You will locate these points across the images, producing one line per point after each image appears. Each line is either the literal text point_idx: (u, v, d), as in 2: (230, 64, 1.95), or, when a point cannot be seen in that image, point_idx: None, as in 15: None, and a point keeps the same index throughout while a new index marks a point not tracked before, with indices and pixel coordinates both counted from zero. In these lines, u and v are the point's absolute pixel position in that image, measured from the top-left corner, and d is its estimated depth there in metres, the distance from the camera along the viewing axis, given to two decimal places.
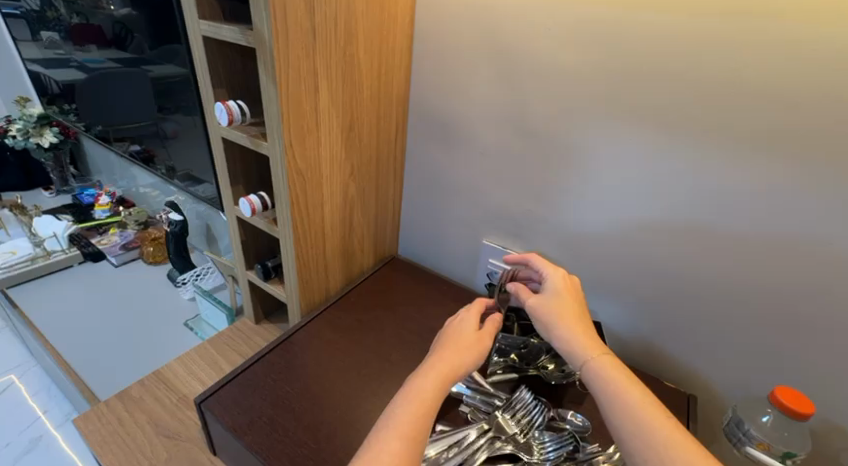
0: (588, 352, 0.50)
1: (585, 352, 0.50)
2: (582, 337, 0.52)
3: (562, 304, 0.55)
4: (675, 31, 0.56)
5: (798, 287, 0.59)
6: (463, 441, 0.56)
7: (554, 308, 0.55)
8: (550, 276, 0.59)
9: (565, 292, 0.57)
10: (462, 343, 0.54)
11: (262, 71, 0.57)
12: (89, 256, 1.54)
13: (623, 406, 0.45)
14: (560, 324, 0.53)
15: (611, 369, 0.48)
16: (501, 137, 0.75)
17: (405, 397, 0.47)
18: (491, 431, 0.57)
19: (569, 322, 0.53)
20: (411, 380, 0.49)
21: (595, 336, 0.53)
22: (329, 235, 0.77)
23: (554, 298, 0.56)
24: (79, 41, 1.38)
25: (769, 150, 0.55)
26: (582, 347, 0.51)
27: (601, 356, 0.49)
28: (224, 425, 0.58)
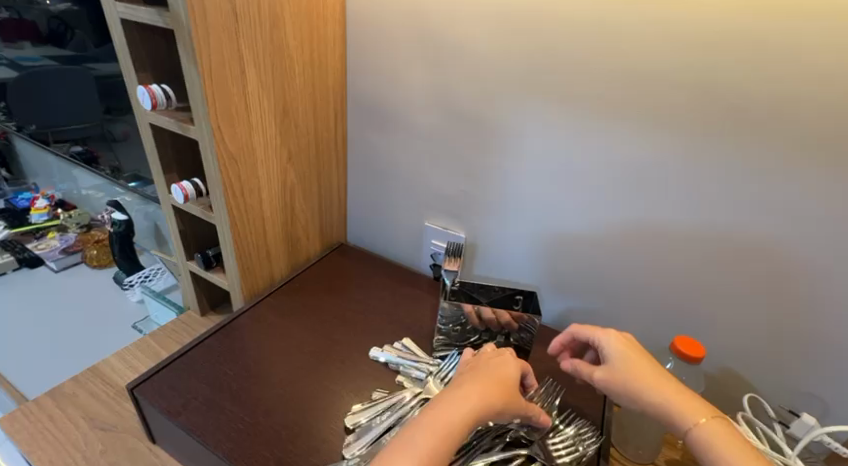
0: (696, 421, 0.47)
1: (690, 418, 0.47)
2: (679, 400, 0.49)
3: (640, 370, 0.52)
4: (587, 20, 0.60)
5: (704, 254, 0.64)
6: (398, 403, 0.60)
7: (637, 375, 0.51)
8: (604, 341, 0.55)
9: (634, 355, 0.53)
10: (505, 387, 0.50)
11: (182, 54, 0.58)
12: (24, 262, 1.47)
13: None
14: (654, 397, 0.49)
15: (724, 438, 0.45)
16: (439, 125, 0.78)
17: (436, 425, 0.44)
18: (423, 394, 0.62)
19: (662, 391, 0.50)
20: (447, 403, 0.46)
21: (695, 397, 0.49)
22: (269, 221, 0.78)
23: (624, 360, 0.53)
24: (10, 36, 1.31)
25: (671, 125, 0.60)
26: (683, 411, 0.48)
27: (712, 425, 0.46)
28: (157, 408, 0.59)
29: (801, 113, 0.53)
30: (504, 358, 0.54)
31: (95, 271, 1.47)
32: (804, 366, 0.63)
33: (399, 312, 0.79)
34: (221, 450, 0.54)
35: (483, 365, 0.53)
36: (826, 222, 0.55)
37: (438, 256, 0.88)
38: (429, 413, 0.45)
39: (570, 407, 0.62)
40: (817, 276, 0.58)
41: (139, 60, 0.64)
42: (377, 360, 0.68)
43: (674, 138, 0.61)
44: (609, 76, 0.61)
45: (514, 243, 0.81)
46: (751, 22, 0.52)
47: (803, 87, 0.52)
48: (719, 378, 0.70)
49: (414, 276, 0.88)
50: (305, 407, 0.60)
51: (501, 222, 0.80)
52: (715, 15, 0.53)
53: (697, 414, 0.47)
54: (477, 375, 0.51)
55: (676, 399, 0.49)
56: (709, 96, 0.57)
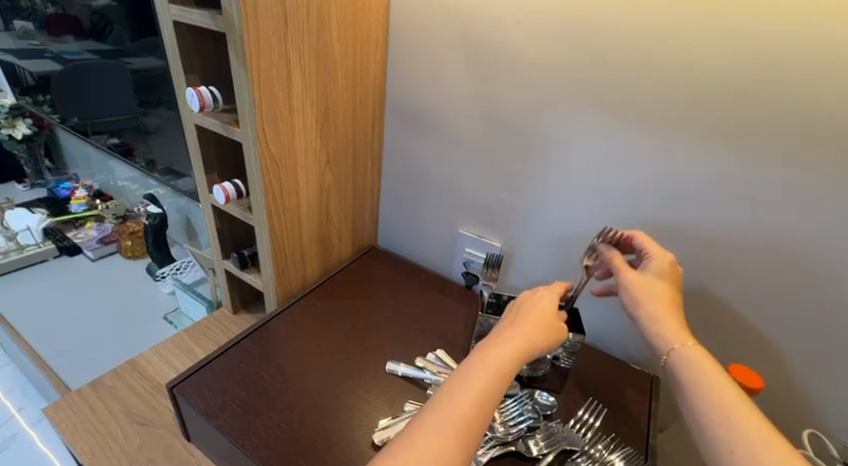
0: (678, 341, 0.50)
1: (672, 341, 0.50)
2: (669, 327, 0.52)
3: (654, 289, 0.55)
4: (642, 26, 0.57)
5: (761, 273, 0.61)
6: None
7: (649, 289, 0.55)
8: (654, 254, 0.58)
9: (665, 279, 0.56)
10: (533, 326, 0.51)
11: (232, 56, 0.58)
12: (64, 250, 1.52)
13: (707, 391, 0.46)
14: (649, 305, 0.54)
15: (701, 359, 0.48)
16: (481, 131, 0.76)
17: (473, 373, 0.45)
18: None
19: (657, 305, 0.54)
20: (482, 352, 0.47)
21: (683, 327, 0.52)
22: (306, 223, 0.78)
23: (656, 283, 0.56)
24: (54, 31, 1.35)
25: (732, 138, 0.57)
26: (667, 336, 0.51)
27: (690, 346, 0.50)
28: (196, 408, 0.59)
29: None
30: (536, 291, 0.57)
31: (130, 262, 1.50)
32: None
33: (432, 320, 0.77)
34: (258, 455, 0.54)
35: (520, 310, 0.54)
36: None
37: (472, 264, 0.87)
38: (470, 361, 0.47)
39: (612, 431, 0.59)
40: None
41: (188, 60, 0.64)
42: (395, 373, 0.66)
43: (735, 151, 0.58)
44: (663, 86, 0.59)
45: (551, 254, 0.78)
46: (825, 32, 0.49)
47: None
48: (769, 406, 0.67)
49: (447, 283, 0.86)
50: (339, 414, 0.59)
51: (539, 232, 0.78)
52: (786, 25, 0.50)
53: (678, 340, 0.51)
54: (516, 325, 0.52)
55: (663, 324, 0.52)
56: (774, 107, 0.54)
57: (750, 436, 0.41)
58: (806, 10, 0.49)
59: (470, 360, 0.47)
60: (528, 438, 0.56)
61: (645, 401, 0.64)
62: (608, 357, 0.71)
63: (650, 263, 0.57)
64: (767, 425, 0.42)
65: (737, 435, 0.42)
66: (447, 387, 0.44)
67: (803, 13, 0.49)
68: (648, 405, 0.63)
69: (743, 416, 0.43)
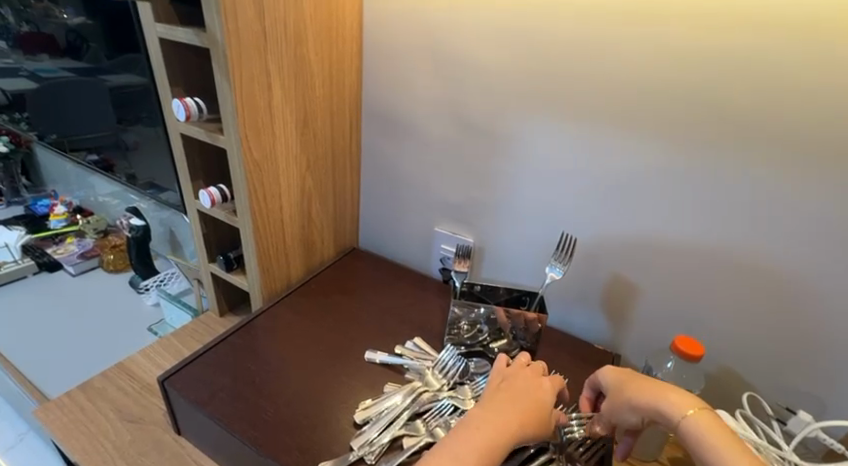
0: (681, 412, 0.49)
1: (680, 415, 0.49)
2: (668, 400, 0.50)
3: (626, 380, 0.55)
4: (589, 36, 0.64)
5: (706, 257, 0.67)
6: (391, 404, 0.61)
7: (623, 387, 0.55)
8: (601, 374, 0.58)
9: (622, 372, 0.57)
10: (533, 412, 0.53)
11: (215, 69, 0.62)
12: (45, 265, 1.52)
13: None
14: (633, 393, 0.53)
15: (710, 429, 0.47)
16: (450, 135, 0.82)
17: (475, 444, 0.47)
18: (420, 388, 0.64)
19: (640, 389, 0.53)
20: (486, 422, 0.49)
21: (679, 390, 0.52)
22: (288, 224, 0.82)
23: (619, 377, 0.56)
24: (28, 49, 1.37)
25: (672, 136, 0.64)
26: (671, 408, 0.50)
27: (694, 413, 0.48)
28: (186, 399, 0.62)
29: (803, 126, 0.55)
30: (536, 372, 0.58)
31: (112, 275, 1.52)
32: (804, 366, 0.66)
33: (411, 313, 0.82)
34: (247, 438, 0.58)
35: (522, 384, 0.56)
36: (823, 230, 0.58)
37: (448, 259, 0.92)
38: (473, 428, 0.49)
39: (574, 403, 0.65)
40: (815, 280, 0.61)
41: (173, 75, 0.69)
42: (374, 362, 0.70)
43: (675, 147, 0.64)
44: (612, 90, 0.65)
45: (521, 248, 0.84)
46: (753, 42, 0.55)
47: (807, 105, 0.54)
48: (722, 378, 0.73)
49: (425, 279, 0.91)
50: (323, 399, 0.64)
51: (509, 228, 0.83)
52: (718, 35, 0.57)
53: (686, 406, 0.49)
54: (518, 400, 0.53)
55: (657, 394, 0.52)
56: (709, 107, 0.60)
57: None
58: (734, 20, 0.55)
59: (474, 425, 0.49)
60: None
61: None
62: (574, 343, 0.77)
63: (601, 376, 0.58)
64: None
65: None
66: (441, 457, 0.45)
67: (730, 30, 0.56)
68: None
69: None
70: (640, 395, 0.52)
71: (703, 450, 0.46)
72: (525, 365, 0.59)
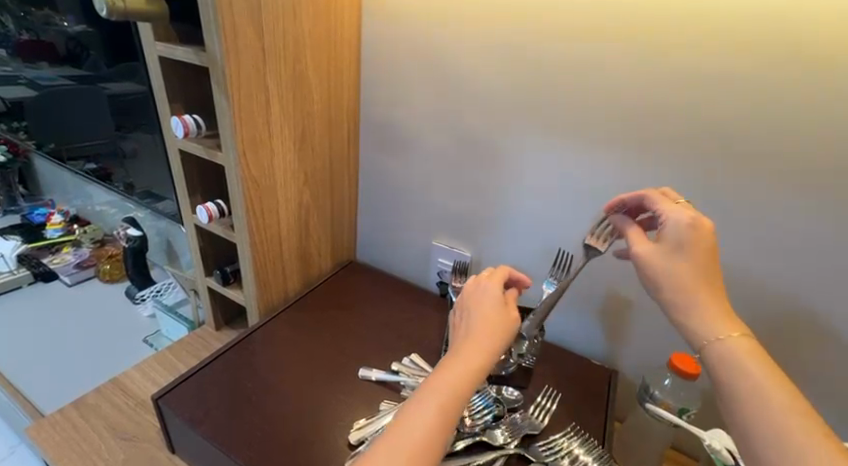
0: (722, 333, 0.44)
1: (718, 331, 0.44)
2: (710, 313, 0.46)
3: (689, 264, 0.48)
4: (587, 53, 0.65)
5: None
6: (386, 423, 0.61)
7: (678, 266, 0.49)
8: (673, 216, 0.51)
9: (695, 244, 0.49)
10: (493, 319, 0.54)
11: (214, 86, 0.63)
12: (40, 276, 1.51)
13: (757, 394, 0.40)
14: (681, 292, 0.48)
15: (748, 355, 0.42)
16: (449, 149, 0.82)
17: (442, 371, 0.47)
18: None
19: (692, 289, 0.48)
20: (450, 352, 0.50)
21: (728, 308, 0.47)
22: (286, 238, 0.82)
23: (681, 252, 0.49)
24: (28, 58, 1.37)
25: (668, 153, 0.64)
26: (713, 326, 0.45)
27: (736, 339, 0.44)
28: (181, 417, 0.62)
29: (797, 144, 0.56)
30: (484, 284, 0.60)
31: (108, 285, 1.51)
32: (800, 383, 0.66)
33: (408, 327, 0.81)
34: (242, 457, 0.58)
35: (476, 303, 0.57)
36: (817, 247, 0.59)
37: (445, 273, 0.92)
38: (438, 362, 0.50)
39: (573, 421, 0.65)
40: (810, 294, 0.61)
41: (173, 90, 0.69)
42: (370, 379, 0.70)
43: (672, 165, 0.65)
44: (609, 107, 0.66)
45: (518, 262, 0.84)
46: (748, 61, 0.56)
47: (801, 124, 0.55)
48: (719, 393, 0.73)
49: (422, 293, 0.91)
50: (319, 417, 0.63)
51: (507, 241, 0.83)
52: (713, 53, 0.58)
53: (727, 330, 0.45)
54: (477, 319, 0.54)
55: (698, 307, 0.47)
56: (703, 124, 0.61)
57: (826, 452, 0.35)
58: (728, 39, 0.56)
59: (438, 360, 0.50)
60: (497, 428, 0.61)
61: (604, 392, 0.71)
62: (570, 359, 0.77)
63: (672, 224, 0.51)
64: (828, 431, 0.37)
65: (781, 426, 0.38)
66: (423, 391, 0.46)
67: (724, 49, 0.57)
68: (607, 395, 0.70)
69: (813, 433, 0.37)
70: (679, 297, 0.48)
71: (728, 374, 0.42)
72: (483, 279, 0.60)
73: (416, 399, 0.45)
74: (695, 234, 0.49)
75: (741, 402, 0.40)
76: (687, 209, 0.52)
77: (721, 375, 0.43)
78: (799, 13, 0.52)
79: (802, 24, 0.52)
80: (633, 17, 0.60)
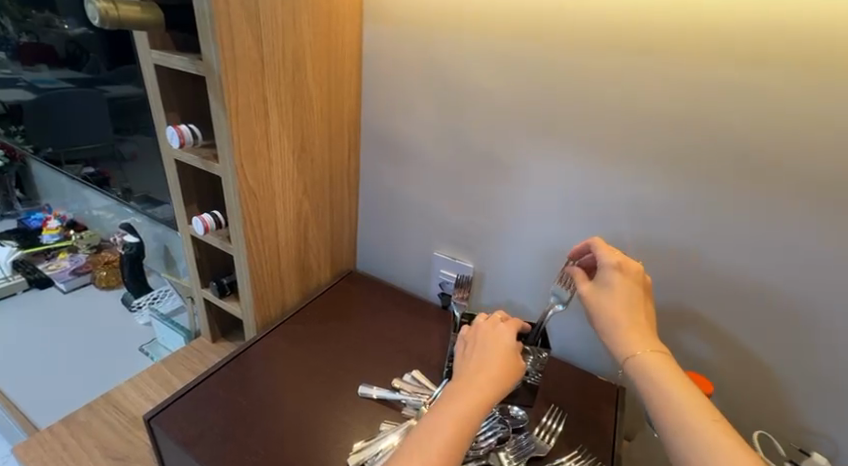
0: (636, 349, 0.52)
1: (632, 348, 0.52)
2: (627, 333, 0.54)
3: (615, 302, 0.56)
4: (595, 61, 0.63)
5: (713, 289, 0.66)
6: (386, 446, 0.59)
7: (607, 302, 0.57)
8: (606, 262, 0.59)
9: (620, 286, 0.57)
10: (502, 361, 0.55)
11: (211, 96, 0.61)
12: (35, 283, 1.49)
13: (667, 400, 0.47)
14: (603, 317, 0.56)
15: (658, 366, 0.50)
16: (451, 158, 0.80)
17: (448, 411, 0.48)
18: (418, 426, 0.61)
19: (614, 314, 0.56)
20: (457, 389, 0.51)
21: (643, 329, 0.55)
22: (284, 250, 0.80)
23: (609, 291, 0.57)
24: (27, 61, 1.36)
25: (677, 165, 0.63)
26: (628, 343, 0.53)
27: (649, 353, 0.51)
28: (173, 439, 0.59)
29: (811, 156, 0.55)
30: (494, 322, 0.61)
31: (104, 292, 1.49)
32: (813, 402, 0.64)
33: (409, 341, 0.79)
34: None
35: (486, 341, 0.58)
36: (831, 263, 0.57)
37: (447, 285, 0.90)
38: (444, 397, 0.51)
39: (580, 443, 0.63)
40: (825, 312, 0.59)
41: (168, 98, 0.67)
42: (370, 397, 0.67)
43: (682, 177, 0.63)
44: (618, 116, 0.64)
45: (523, 274, 0.82)
46: (762, 70, 0.54)
47: (816, 136, 0.54)
48: (729, 413, 0.71)
49: (423, 304, 0.89)
50: (317, 438, 0.61)
51: (510, 253, 0.82)
52: (726, 61, 0.56)
53: (640, 347, 0.52)
54: (486, 358, 0.55)
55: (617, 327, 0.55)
56: (714, 135, 0.59)
57: (718, 443, 0.43)
58: (740, 47, 0.55)
59: (445, 395, 0.51)
60: (501, 451, 0.59)
61: (612, 411, 0.69)
62: (576, 374, 0.75)
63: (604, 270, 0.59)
64: (726, 425, 0.44)
65: (688, 424, 0.45)
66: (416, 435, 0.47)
67: (737, 57, 0.55)
68: (614, 414, 0.68)
69: (710, 429, 0.44)
70: (602, 319, 0.56)
71: (645, 383, 0.49)
72: (496, 321, 0.61)
73: (421, 438, 0.46)
74: (621, 275, 0.58)
75: (657, 404, 0.48)
76: (623, 258, 0.60)
77: (638, 387, 0.50)
78: (812, 19, 0.51)
79: (817, 31, 0.51)
80: (644, 22, 0.58)
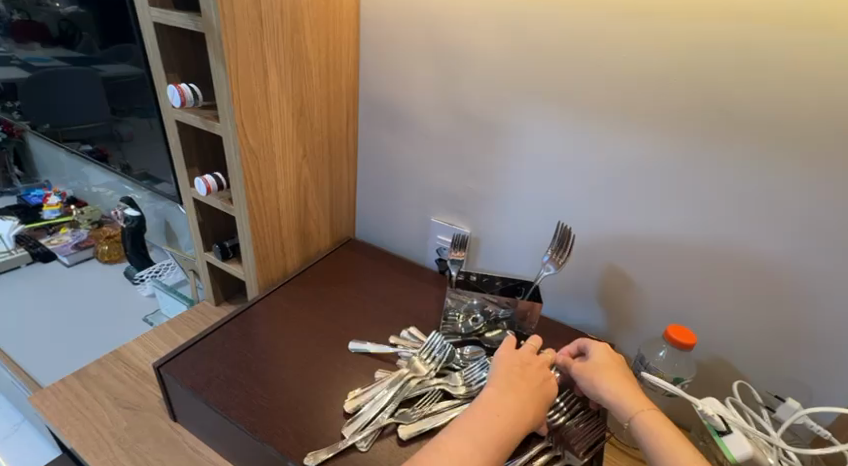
0: (636, 409, 0.54)
1: (633, 409, 0.54)
2: (626, 395, 0.56)
3: (605, 367, 0.60)
4: (585, 26, 0.64)
5: (701, 248, 0.68)
6: (378, 395, 0.61)
7: (599, 372, 0.59)
8: (594, 348, 0.63)
9: (608, 359, 0.61)
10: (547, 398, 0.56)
11: (211, 54, 0.62)
12: (39, 256, 1.51)
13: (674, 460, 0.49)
14: (603, 382, 0.58)
15: (659, 424, 0.52)
16: (447, 124, 0.81)
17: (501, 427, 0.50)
18: (409, 374, 0.64)
19: (612, 379, 0.58)
20: (513, 408, 0.52)
21: (639, 392, 0.57)
22: (285, 213, 0.82)
23: (598, 362, 0.60)
24: (21, 38, 1.35)
25: (667, 125, 0.64)
26: (626, 404, 0.55)
27: (649, 411, 0.54)
28: (182, 385, 0.62)
29: (800, 115, 0.56)
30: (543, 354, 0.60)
31: (106, 266, 1.51)
32: (796, 355, 0.66)
33: (407, 302, 0.82)
34: (244, 423, 0.58)
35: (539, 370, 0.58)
36: (815, 217, 0.59)
37: (444, 250, 0.92)
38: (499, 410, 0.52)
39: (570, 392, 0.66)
40: (808, 267, 0.61)
41: (168, 60, 0.68)
42: (363, 352, 0.70)
43: (671, 139, 0.64)
44: (609, 79, 0.65)
45: (518, 239, 0.84)
46: (744, 31, 0.55)
47: (804, 92, 0.55)
48: (714, 367, 0.73)
49: (421, 269, 0.91)
50: (320, 386, 0.64)
51: (504, 218, 0.84)
52: (713, 24, 0.57)
53: (638, 406, 0.55)
54: (536, 385, 0.56)
55: (622, 391, 0.56)
56: (704, 96, 0.60)
57: None
58: (725, 8, 0.55)
59: (499, 407, 0.52)
60: None
61: None
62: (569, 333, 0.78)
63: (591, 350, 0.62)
64: None
65: None
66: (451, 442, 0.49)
67: (724, 20, 0.56)
68: None
69: None
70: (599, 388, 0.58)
71: (654, 446, 0.51)
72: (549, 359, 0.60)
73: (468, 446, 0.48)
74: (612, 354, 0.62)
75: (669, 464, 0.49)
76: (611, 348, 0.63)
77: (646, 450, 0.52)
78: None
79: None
80: None
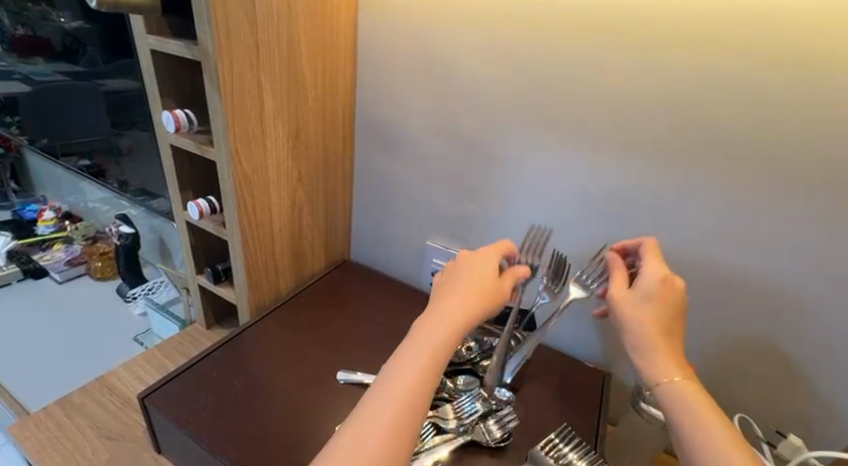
0: (671, 376, 0.47)
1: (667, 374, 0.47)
2: (661, 357, 0.48)
3: (651, 306, 0.51)
4: (583, 52, 0.64)
5: (698, 277, 0.67)
6: None
7: (641, 312, 0.51)
8: (649, 269, 0.54)
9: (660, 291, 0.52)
10: (484, 286, 0.55)
11: (206, 80, 0.62)
12: (30, 273, 1.49)
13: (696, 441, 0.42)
14: (640, 329, 0.50)
15: (693, 398, 0.45)
16: (444, 147, 0.81)
17: (435, 324, 0.50)
18: None
19: (652, 330, 0.50)
20: (442, 309, 0.52)
21: (680, 355, 0.49)
22: (278, 237, 0.81)
23: (644, 299, 0.52)
24: (23, 53, 1.36)
25: (664, 154, 0.64)
26: (659, 368, 0.48)
27: (685, 383, 0.46)
28: (167, 416, 0.61)
29: (796, 148, 0.56)
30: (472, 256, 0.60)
31: (98, 283, 1.49)
32: (794, 388, 0.65)
33: (401, 328, 0.81)
34: (228, 457, 0.57)
35: (463, 268, 0.57)
36: (811, 249, 0.58)
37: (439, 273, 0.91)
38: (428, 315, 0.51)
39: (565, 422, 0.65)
40: (806, 298, 0.60)
41: (164, 83, 0.68)
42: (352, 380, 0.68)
43: (668, 167, 0.64)
44: (607, 106, 0.65)
45: None
46: (743, 61, 0.55)
47: (799, 124, 0.55)
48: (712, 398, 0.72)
49: (416, 293, 0.90)
50: (309, 417, 0.62)
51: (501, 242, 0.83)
52: (711, 54, 0.57)
53: (674, 372, 0.47)
54: (465, 280, 0.55)
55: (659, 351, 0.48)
56: (701, 126, 0.60)
57: None
58: (724, 38, 0.56)
59: (427, 315, 0.52)
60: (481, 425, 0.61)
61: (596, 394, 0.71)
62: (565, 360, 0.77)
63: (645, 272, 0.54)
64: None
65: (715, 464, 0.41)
66: (378, 381, 0.45)
67: (722, 51, 0.56)
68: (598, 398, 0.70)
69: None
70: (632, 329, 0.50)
71: (678, 417, 0.45)
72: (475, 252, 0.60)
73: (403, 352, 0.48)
74: (664, 282, 0.53)
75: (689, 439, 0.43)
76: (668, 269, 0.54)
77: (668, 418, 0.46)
78: (796, 15, 0.51)
79: (802, 28, 0.51)
80: (632, 14, 0.59)
